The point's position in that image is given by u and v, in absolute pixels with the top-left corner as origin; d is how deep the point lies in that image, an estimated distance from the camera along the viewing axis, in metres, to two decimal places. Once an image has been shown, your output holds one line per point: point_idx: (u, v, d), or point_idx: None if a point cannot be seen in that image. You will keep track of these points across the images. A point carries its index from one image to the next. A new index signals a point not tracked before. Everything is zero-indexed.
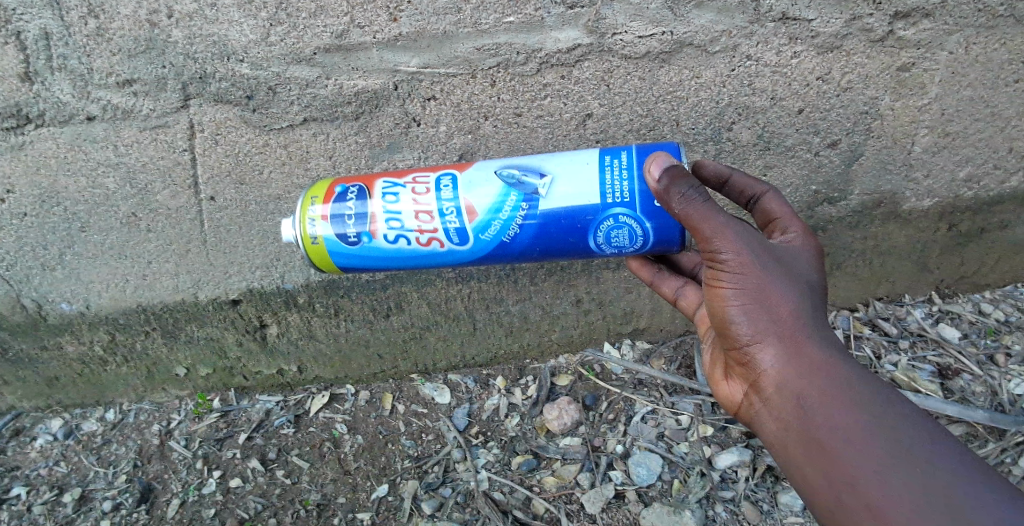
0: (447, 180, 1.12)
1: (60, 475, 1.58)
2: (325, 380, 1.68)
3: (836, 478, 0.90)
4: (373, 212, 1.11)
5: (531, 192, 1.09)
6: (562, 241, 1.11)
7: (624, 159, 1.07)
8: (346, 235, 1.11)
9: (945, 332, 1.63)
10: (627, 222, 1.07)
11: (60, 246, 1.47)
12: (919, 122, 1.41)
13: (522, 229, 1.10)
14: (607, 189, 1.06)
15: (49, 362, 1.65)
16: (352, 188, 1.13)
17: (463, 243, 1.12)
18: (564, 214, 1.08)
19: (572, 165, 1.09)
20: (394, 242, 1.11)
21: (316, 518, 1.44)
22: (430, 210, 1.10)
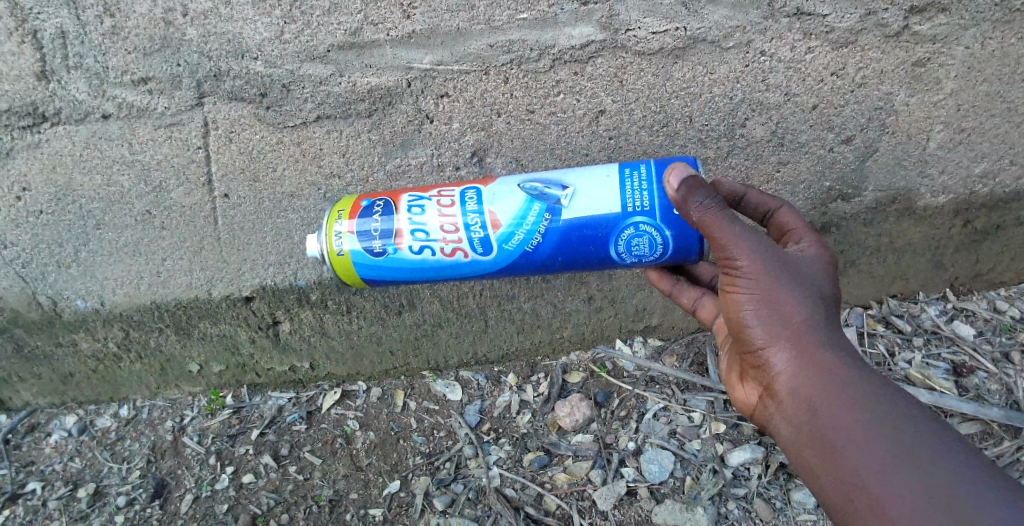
0: (471, 194, 1.13)
1: (74, 470, 1.60)
2: (337, 377, 1.68)
3: (839, 477, 0.91)
4: (399, 225, 1.12)
5: (553, 203, 1.10)
6: (584, 250, 1.11)
7: (643, 170, 1.09)
8: (371, 244, 1.12)
9: (960, 330, 1.62)
10: (647, 230, 1.07)
11: (75, 243, 1.48)
12: (934, 117, 1.40)
13: (545, 238, 1.10)
14: (627, 198, 1.07)
15: (64, 358, 1.67)
16: (378, 203, 1.15)
17: (486, 253, 1.12)
18: (586, 223, 1.09)
19: (593, 177, 1.11)
20: (419, 252, 1.11)
21: (328, 514, 1.45)
22: (455, 221, 1.11)
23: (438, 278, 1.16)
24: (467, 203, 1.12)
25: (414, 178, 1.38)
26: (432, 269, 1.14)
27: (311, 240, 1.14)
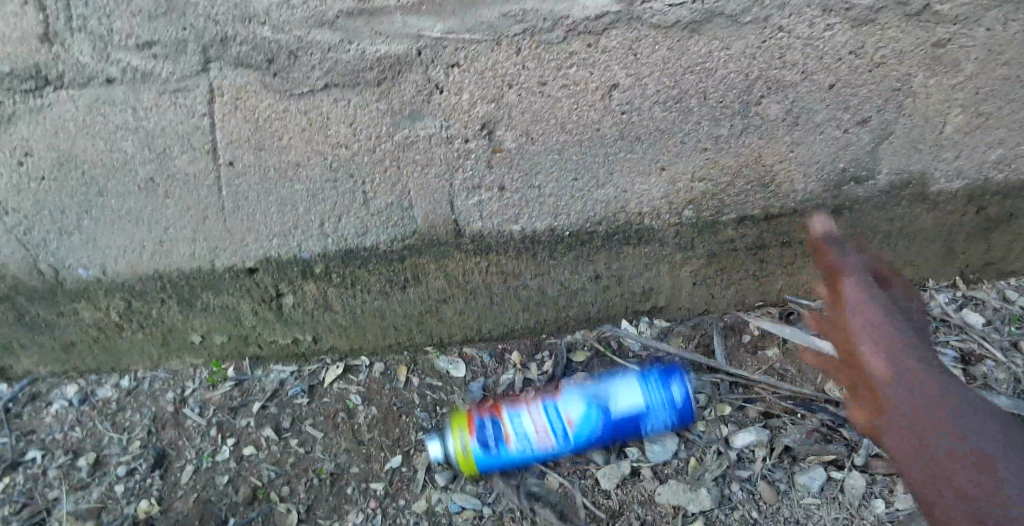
0: (547, 403, 1.41)
1: (75, 440, 1.59)
2: (340, 351, 1.67)
3: (956, 465, 0.75)
4: (482, 443, 1.38)
5: (592, 410, 1.40)
6: (623, 437, 1.41)
7: (660, 383, 1.41)
8: (486, 439, 1.38)
9: (969, 318, 1.60)
10: (663, 418, 1.40)
11: (77, 211, 1.47)
12: (951, 101, 1.38)
13: (591, 435, 1.39)
14: (648, 398, 1.40)
15: (66, 327, 1.65)
16: (485, 419, 1.41)
17: (551, 450, 1.39)
18: (620, 420, 1.39)
19: (617, 393, 1.41)
20: (503, 459, 1.38)
21: (329, 487, 1.45)
22: (520, 434, 1.39)
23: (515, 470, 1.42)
24: (549, 413, 1.40)
25: (422, 150, 1.36)
26: (524, 457, 1.39)
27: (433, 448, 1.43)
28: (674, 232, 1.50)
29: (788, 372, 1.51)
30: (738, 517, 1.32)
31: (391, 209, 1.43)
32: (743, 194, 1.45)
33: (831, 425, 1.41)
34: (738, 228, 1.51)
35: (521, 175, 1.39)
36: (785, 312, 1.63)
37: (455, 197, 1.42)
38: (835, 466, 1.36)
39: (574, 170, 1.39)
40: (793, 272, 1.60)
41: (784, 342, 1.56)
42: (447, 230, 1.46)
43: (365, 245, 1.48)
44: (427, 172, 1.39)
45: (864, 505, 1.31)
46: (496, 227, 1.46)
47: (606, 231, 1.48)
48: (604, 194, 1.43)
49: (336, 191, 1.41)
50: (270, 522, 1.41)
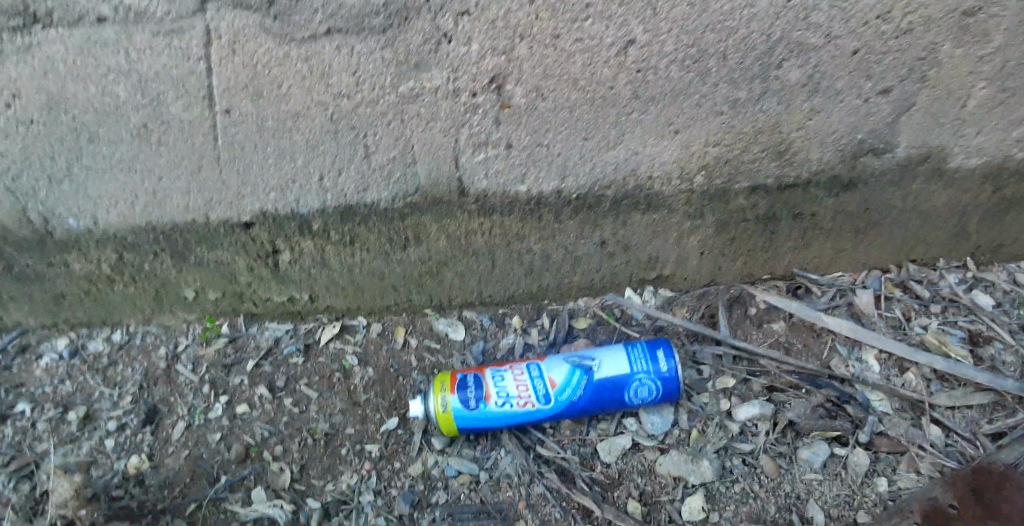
0: (533, 369, 1.39)
1: (65, 394, 1.56)
2: (337, 311, 1.64)
3: None
4: (484, 388, 1.37)
5: (586, 367, 1.38)
6: (610, 399, 1.37)
7: (648, 355, 1.38)
8: (468, 400, 1.35)
9: (979, 299, 1.54)
10: (648, 381, 1.36)
11: (67, 157, 1.41)
12: (977, 73, 1.33)
13: (582, 393, 1.36)
14: (633, 363, 1.37)
15: (56, 279, 1.61)
16: (468, 376, 1.39)
17: (546, 403, 1.36)
18: (607, 380, 1.37)
19: (611, 355, 1.39)
20: (501, 406, 1.35)
21: (324, 448, 1.43)
22: (521, 387, 1.37)
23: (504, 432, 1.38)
24: (535, 380, 1.37)
25: (427, 103, 1.31)
26: (507, 417, 1.36)
27: (414, 404, 1.38)
28: (683, 200, 1.46)
29: (794, 346, 1.48)
30: (739, 490, 1.30)
31: (394, 165, 1.38)
32: (757, 162, 1.41)
33: (836, 402, 1.39)
34: (749, 198, 1.47)
35: (529, 133, 1.35)
36: (792, 286, 1.60)
37: (460, 155, 1.37)
38: (838, 443, 1.34)
39: (585, 131, 1.35)
40: (802, 245, 1.56)
41: (790, 316, 1.53)
42: (450, 190, 1.42)
43: (365, 202, 1.43)
44: (432, 126, 1.34)
45: (866, 482, 1.29)
46: (501, 187, 1.42)
47: (614, 195, 1.44)
48: (615, 156, 1.38)
49: (337, 143, 1.36)
50: (263, 480, 1.38)
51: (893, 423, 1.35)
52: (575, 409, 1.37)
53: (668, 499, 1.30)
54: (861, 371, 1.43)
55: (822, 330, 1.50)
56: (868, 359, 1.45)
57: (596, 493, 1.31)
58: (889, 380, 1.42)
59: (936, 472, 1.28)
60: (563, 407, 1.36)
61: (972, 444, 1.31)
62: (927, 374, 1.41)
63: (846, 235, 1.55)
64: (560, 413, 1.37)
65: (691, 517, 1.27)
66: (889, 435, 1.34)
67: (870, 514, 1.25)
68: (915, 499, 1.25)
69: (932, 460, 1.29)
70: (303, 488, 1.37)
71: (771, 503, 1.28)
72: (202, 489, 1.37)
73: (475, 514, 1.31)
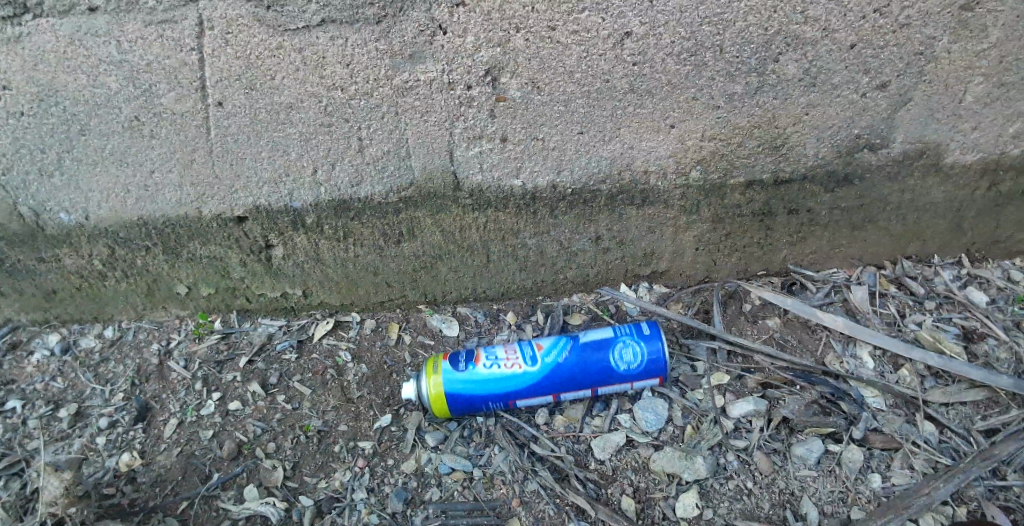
0: (523, 342, 1.44)
1: (56, 390, 1.55)
2: (331, 307, 1.63)
3: None
4: (477, 354, 1.41)
5: (575, 336, 1.42)
6: (596, 364, 1.37)
7: (636, 326, 1.42)
8: (457, 363, 1.39)
9: (973, 296, 1.53)
10: (633, 345, 1.38)
11: (58, 150, 1.40)
12: (975, 68, 1.32)
13: (568, 356, 1.38)
14: (619, 331, 1.41)
15: (47, 274, 1.59)
16: (463, 351, 1.43)
17: (533, 366, 1.38)
18: (593, 346, 1.39)
19: (601, 330, 1.44)
20: (490, 368, 1.38)
21: (316, 445, 1.41)
22: (512, 353, 1.40)
23: (489, 402, 1.38)
24: (524, 348, 1.41)
25: (422, 96, 1.30)
26: (495, 382, 1.37)
27: (407, 384, 1.40)
28: (679, 194, 1.45)
29: (789, 342, 1.47)
30: (733, 487, 1.28)
31: (388, 158, 1.37)
32: (753, 156, 1.40)
33: (830, 398, 1.38)
34: (746, 193, 1.46)
35: (525, 126, 1.34)
36: (787, 282, 1.60)
37: (455, 148, 1.36)
38: (832, 439, 1.33)
39: (580, 124, 1.34)
40: (798, 241, 1.55)
41: (785, 312, 1.52)
42: (444, 184, 1.41)
43: (359, 196, 1.42)
44: (426, 119, 1.33)
45: (860, 478, 1.27)
46: (496, 181, 1.41)
47: (610, 190, 1.43)
48: (610, 150, 1.38)
49: (331, 136, 1.35)
50: (255, 477, 1.36)
51: (887, 420, 1.35)
52: (562, 374, 1.38)
53: (662, 496, 1.28)
54: (855, 367, 1.42)
55: (817, 326, 1.49)
56: (863, 355, 1.44)
57: (590, 491, 1.30)
58: (883, 377, 1.41)
59: (930, 469, 1.27)
60: (550, 369, 1.37)
61: (966, 441, 1.29)
62: (921, 370, 1.40)
63: (843, 231, 1.54)
64: (547, 379, 1.37)
65: (685, 514, 1.25)
66: (883, 431, 1.33)
67: (865, 511, 1.23)
68: (910, 496, 1.23)
69: (926, 456, 1.28)
70: (295, 486, 1.35)
71: (765, 499, 1.26)
72: (194, 486, 1.35)
73: (469, 512, 1.29)
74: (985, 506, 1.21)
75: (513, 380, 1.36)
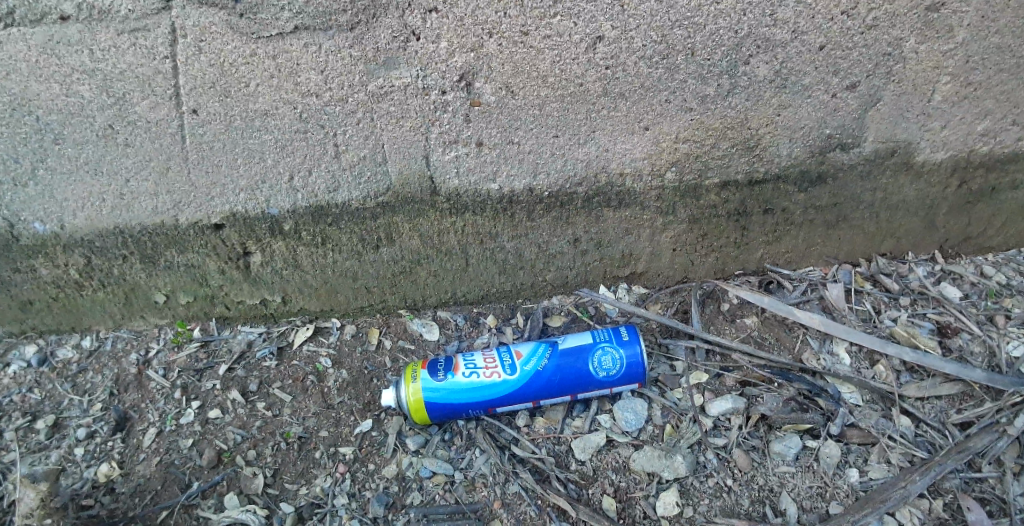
0: (502, 348, 1.44)
1: (33, 402, 1.53)
2: (310, 313, 1.62)
3: None
4: (456, 362, 1.40)
5: (553, 343, 1.42)
6: (575, 371, 1.38)
7: (614, 331, 1.42)
8: (436, 371, 1.39)
9: (947, 292, 1.55)
10: (611, 351, 1.39)
11: (32, 159, 1.38)
12: (942, 68, 1.34)
13: (546, 364, 1.39)
14: (598, 336, 1.41)
15: (22, 284, 1.57)
16: (441, 358, 1.43)
17: (512, 374, 1.38)
18: (571, 353, 1.40)
19: (580, 335, 1.44)
20: (469, 376, 1.38)
21: (297, 451, 1.40)
22: (491, 361, 1.41)
23: (469, 410, 1.38)
24: (502, 355, 1.41)
25: (397, 101, 1.30)
26: (474, 390, 1.37)
27: (387, 392, 1.39)
28: (655, 196, 1.46)
29: (766, 340, 1.49)
30: (712, 485, 1.29)
31: (364, 163, 1.37)
32: (727, 157, 1.42)
33: (807, 395, 1.39)
34: (721, 193, 1.48)
35: (500, 130, 1.34)
36: (764, 281, 1.61)
37: (431, 152, 1.37)
38: (810, 435, 1.34)
39: (555, 128, 1.35)
40: (773, 240, 1.57)
41: (763, 311, 1.54)
42: (422, 188, 1.41)
43: (336, 202, 1.42)
44: (402, 125, 1.33)
45: (838, 473, 1.29)
46: (472, 185, 1.41)
47: (586, 193, 1.44)
48: (586, 153, 1.39)
49: (307, 143, 1.35)
50: (235, 485, 1.35)
51: (863, 415, 1.36)
52: (542, 382, 1.38)
53: (643, 495, 1.29)
54: (832, 364, 1.44)
55: (793, 324, 1.51)
56: (839, 352, 1.46)
57: (571, 491, 1.30)
58: (859, 372, 1.43)
59: (906, 462, 1.28)
60: (529, 377, 1.38)
61: (941, 434, 1.31)
62: (897, 365, 1.42)
63: (818, 229, 1.56)
64: (527, 387, 1.38)
65: (665, 512, 1.26)
66: (860, 426, 1.34)
67: (843, 505, 1.25)
68: (887, 489, 1.24)
69: (902, 450, 1.30)
70: (276, 493, 1.34)
71: (745, 496, 1.27)
72: (174, 495, 1.34)
73: (451, 515, 1.29)
74: (960, 498, 1.23)
75: (492, 389, 1.36)
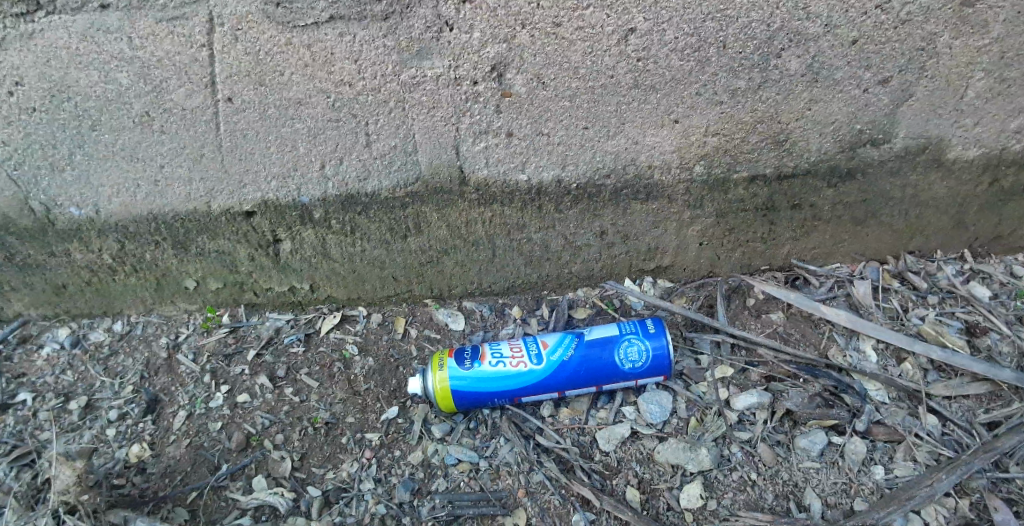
0: (528, 338, 1.45)
1: (66, 384, 1.56)
2: (338, 302, 1.65)
3: None
4: (483, 350, 1.42)
5: (579, 333, 1.43)
6: (600, 362, 1.39)
7: (641, 323, 1.43)
8: (463, 360, 1.40)
9: (976, 291, 1.54)
10: (637, 343, 1.39)
11: (70, 145, 1.41)
12: (976, 63, 1.33)
13: (572, 354, 1.40)
14: (624, 327, 1.42)
15: (57, 269, 1.61)
16: (467, 347, 1.44)
17: (538, 363, 1.39)
18: (597, 343, 1.41)
19: (605, 327, 1.45)
20: (494, 365, 1.39)
21: (324, 436, 1.42)
22: (518, 350, 1.42)
23: (495, 399, 1.39)
24: (528, 345, 1.43)
25: (428, 91, 1.31)
26: (500, 379, 1.38)
27: (413, 379, 1.41)
28: (683, 190, 1.47)
29: (792, 336, 1.49)
30: (736, 478, 1.30)
31: (395, 153, 1.39)
32: (757, 151, 1.42)
33: (833, 391, 1.39)
34: (749, 187, 1.47)
35: (530, 122, 1.35)
36: (790, 277, 1.61)
37: (461, 143, 1.38)
38: (835, 431, 1.34)
39: (585, 119, 1.36)
40: (801, 235, 1.57)
41: (789, 306, 1.53)
42: (451, 178, 1.42)
43: (366, 190, 1.44)
44: (433, 115, 1.34)
45: (863, 470, 1.28)
46: (501, 175, 1.42)
47: (614, 185, 1.45)
48: (615, 145, 1.39)
49: (339, 132, 1.37)
50: (263, 468, 1.37)
51: (890, 412, 1.36)
52: (567, 372, 1.39)
53: (666, 487, 1.30)
54: (858, 361, 1.43)
55: (820, 320, 1.50)
56: (866, 349, 1.45)
57: (595, 482, 1.31)
58: (886, 370, 1.42)
59: (933, 461, 1.28)
60: (554, 367, 1.39)
61: (968, 433, 1.30)
62: (924, 364, 1.41)
63: (846, 226, 1.55)
64: (552, 377, 1.39)
65: (689, 505, 1.27)
66: (886, 424, 1.34)
67: (868, 502, 1.24)
68: (913, 487, 1.24)
69: (929, 448, 1.29)
70: (304, 476, 1.36)
71: (769, 491, 1.28)
72: (203, 476, 1.36)
73: (475, 502, 1.30)
74: (987, 497, 1.22)
75: (518, 379, 1.38)
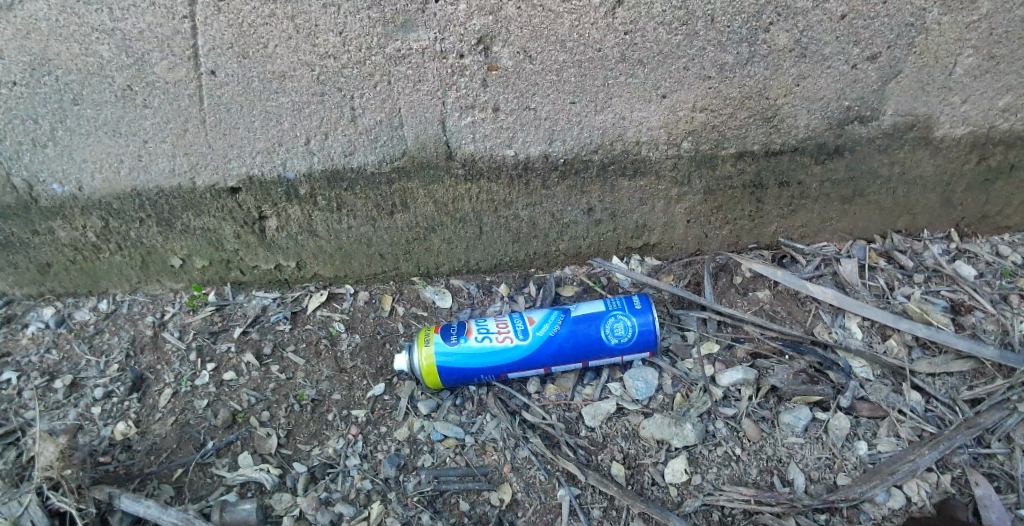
0: (514, 314, 1.45)
1: (51, 362, 1.55)
2: (324, 280, 1.64)
3: None
4: (469, 327, 1.42)
5: (566, 309, 1.43)
6: (587, 337, 1.39)
7: (627, 300, 1.42)
8: (449, 336, 1.40)
9: (962, 270, 1.54)
10: (623, 319, 1.39)
11: (51, 120, 1.39)
12: (965, 40, 1.32)
13: (558, 330, 1.40)
14: (610, 303, 1.42)
15: (41, 247, 1.59)
16: (453, 323, 1.44)
17: (524, 339, 1.39)
18: (584, 318, 1.41)
19: (592, 303, 1.45)
20: (481, 341, 1.39)
21: (310, 413, 1.42)
22: (505, 326, 1.42)
23: (482, 375, 1.39)
24: (515, 321, 1.42)
25: (414, 65, 1.30)
26: (486, 355, 1.38)
27: (400, 355, 1.41)
28: (671, 165, 1.46)
29: (778, 313, 1.49)
30: (721, 453, 1.30)
31: (381, 128, 1.38)
32: (745, 127, 1.41)
33: (818, 368, 1.39)
34: (736, 164, 1.47)
35: (516, 96, 1.34)
36: (777, 255, 1.61)
37: (447, 118, 1.37)
38: (820, 407, 1.35)
39: (572, 94, 1.35)
40: (788, 214, 1.57)
41: (776, 284, 1.54)
42: (437, 153, 1.42)
43: (352, 166, 1.43)
44: (419, 89, 1.33)
45: (847, 445, 1.29)
46: (488, 151, 1.41)
47: (602, 161, 1.44)
48: (602, 121, 1.38)
49: (324, 106, 1.36)
50: (249, 445, 1.37)
51: (874, 389, 1.36)
52: (554, 348, 1.39)
53: (651, 462, 1.30)
54: (843, 338, 1.44)
55: (806, 298, 1.51)
56: (852, 326, 1.46)
57: (581, 457, 1.31)
58: (872, 347, 1.42)
59: (916, 436, 1.29)
60: (541, 342, 1.39)
61: (951, 409, 1.31)
62: (910, 341, 1.42)
63: (834, 204, 1.56)
64: (539, 352, 1.39)
65: (673, 479, 1.27)
66: (870, 400, 1.34)
67: (850, 477, 1.25)
68: (896, 462, 1.25)
69: (912, 424, 1.30)
70: (289, 453, 1.36)
71: (753, 466, 1.28)
72: (189, 453, 1.36)
73: (461, 477, 1.31)
74: (969, 472, 1.23)
75: (505, 354, 1.38)
